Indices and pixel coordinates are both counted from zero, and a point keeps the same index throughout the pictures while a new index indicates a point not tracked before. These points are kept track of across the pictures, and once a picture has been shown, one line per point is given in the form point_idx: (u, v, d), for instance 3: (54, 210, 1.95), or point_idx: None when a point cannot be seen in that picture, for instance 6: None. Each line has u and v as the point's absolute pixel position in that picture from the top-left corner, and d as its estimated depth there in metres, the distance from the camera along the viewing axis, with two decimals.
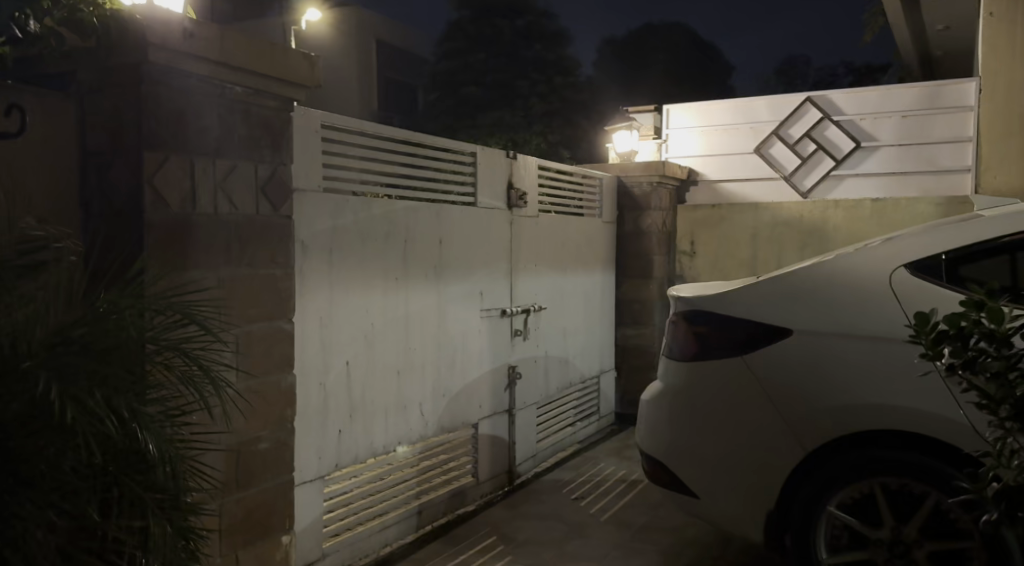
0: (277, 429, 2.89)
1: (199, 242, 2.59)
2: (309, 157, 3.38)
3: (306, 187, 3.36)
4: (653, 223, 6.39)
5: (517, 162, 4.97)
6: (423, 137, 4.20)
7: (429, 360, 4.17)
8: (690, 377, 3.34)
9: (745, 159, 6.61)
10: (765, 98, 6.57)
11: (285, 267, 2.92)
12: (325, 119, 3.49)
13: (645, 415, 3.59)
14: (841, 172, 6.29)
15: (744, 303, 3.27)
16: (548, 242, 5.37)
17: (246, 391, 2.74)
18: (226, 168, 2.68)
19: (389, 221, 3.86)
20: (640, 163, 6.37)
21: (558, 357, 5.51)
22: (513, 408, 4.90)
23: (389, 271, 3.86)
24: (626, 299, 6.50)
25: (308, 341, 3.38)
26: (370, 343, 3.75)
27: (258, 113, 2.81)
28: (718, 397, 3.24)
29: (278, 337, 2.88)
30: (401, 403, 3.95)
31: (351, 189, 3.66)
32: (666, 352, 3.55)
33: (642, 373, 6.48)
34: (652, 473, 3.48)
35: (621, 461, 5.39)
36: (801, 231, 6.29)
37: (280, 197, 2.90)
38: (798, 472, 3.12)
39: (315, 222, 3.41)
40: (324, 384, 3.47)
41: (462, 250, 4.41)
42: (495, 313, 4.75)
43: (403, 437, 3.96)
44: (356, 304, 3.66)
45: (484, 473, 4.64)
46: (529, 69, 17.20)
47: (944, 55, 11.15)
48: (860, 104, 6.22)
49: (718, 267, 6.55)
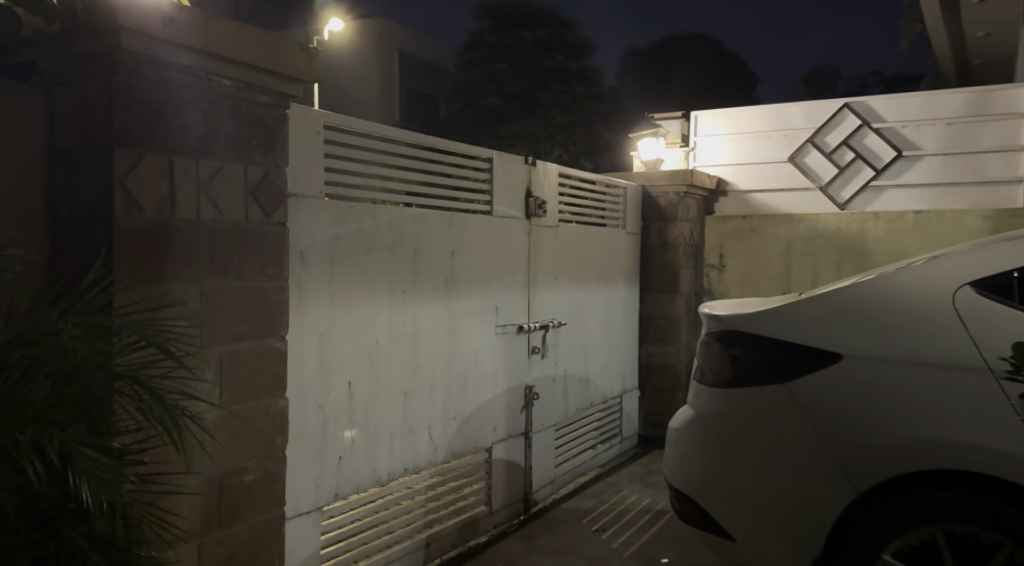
0: (265, 458, 2.61)
1: (179, 250, 2.33)
2: (309, 160, 3.12)
3: (305, 194, 3.10)
4: (680, 235, 6.07)
5: (536, 169, 4.69)
6: (435, 141, 3.94)
7: (439, 380, 3.87)
8: (725, 404, 3.03)
9: (778, 167, 6.26)
10: (801, 103, 6.19)
11: (277, 279, 2.65)
12: (328, 120, 3.23)
13: (673, 445, 3.28)
14: (881, 183, 5.93)
15: (786, 323, 2.94)
16: (568, 254, 5.07)
17: (229, 417, 2.47)
18: (211, 169, 2.42)
19: (397, 231, 3.58)
20: (667, 173, 6.06)
21: (578, 376, 5.19)
22: (530, 430, 4.59)
23: (397, 283, 3.59)
24: (650, 315, 6.17)
25: (306, 361, 3.11)
26: (375, 362, 3.47)
27: (250, 109, 2.54)
28: (756, 428, 2.92)
29: (268, 357, 2.61)
30: (407, 426, 3.65)
31: (357, 195, 3.40)
32: (697, 376, 3.23)
33: (667, 393, 6.14)
34: (683, 509, 3.15)
35: (645, 488, 5.05)
36: (838, 244, 5.93)
37: (272, 202, 2.63)
38: (848, 515, 2.77)
39: (314, 230, 3.15)
40: (323, 407, 3.19)
41: (475, 262, 4.13)
42: (511, 329, 4.46)
43: (410, 463, 3.67)
44: (359, 319, 3.38)
45: (498, 502, 4.33)
46: (551, 80, 17.01)
47: (984, 64, 10.76)
48: (901, 111, 5.88)
49: (749, 283, 6.21)
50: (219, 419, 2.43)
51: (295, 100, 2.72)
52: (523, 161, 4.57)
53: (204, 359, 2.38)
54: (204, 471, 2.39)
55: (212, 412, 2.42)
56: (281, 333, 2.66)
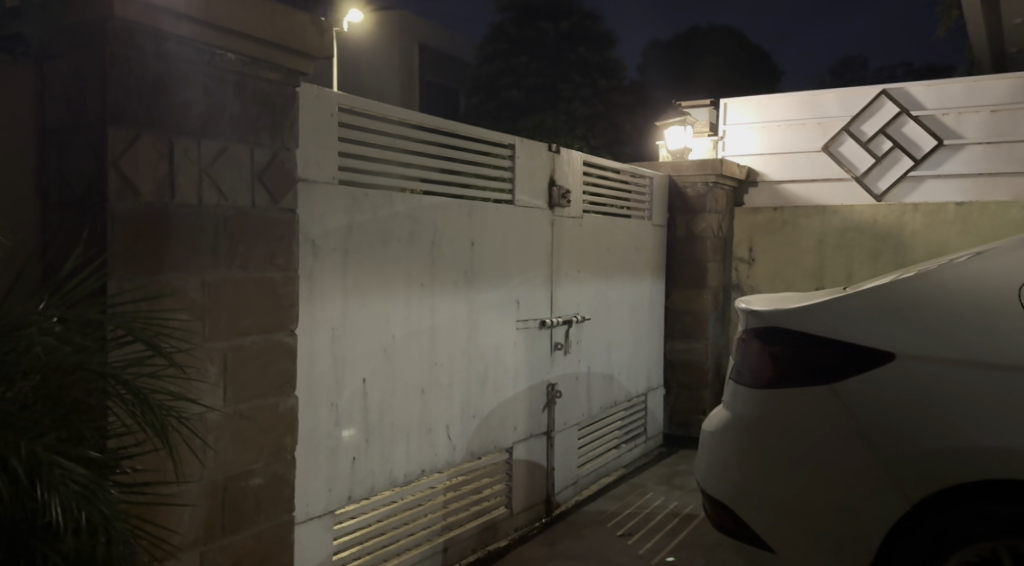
0: (273, 460, 2.44)
1: (179, 237, 2.16)
2: (321, 144, 2.94)
3: (318, 180, 2.93)
4: (708, 227, 5.85)
5: (560, 156, 4.49)
6: (454, 126, 3.75)
7: (457, 377, 3.69)
8: (766, 406, 2.82)
9: (812, 157, 6.01)
10: (835, 91, 5.96)
11: (286, 269, 2.48)
12: (342, 101, 3.05)
13: (707, 448, 3.07)
14: (919, 173, 5.65)
15: (831, 320, 2.72)
16: (592, 246, 4.87)
17: (234, 416, 2.31)
18: (214, 150, 2.25)
19: (414, 220, 3.40)
20: (695, 162, 5.83)
21: (601, 373, 5.00)
22: (552, 429, 4.41)
23: (413, 276, 3.40)
24: (676, 310, 5.95)
25: (317, 357, 2.94)
26: (391, 358, 3.29)
27: (256, 87, 2.37)
28: (800, 432, 2.71)
29: (275, 352, 2.44)
30: (424, 425, 3.48)
31: (371, 181, 3.21)
32: (734, 376, 3.02)
33: (693, 391, 5.93)
34: (717, 518, 2.95)
35: (671, 490, 4.85)
36: (874, 237, 5.69)
37: (280, 186, 2.46)
38: (901, 529, 2.54)
39: (326, 218, 2.97)
40: (336, 405, 3.03)
41: (496, 253, 3.94)
42: (533, 324, 4.27)
43: (427, 464, 3.50)
44: (375, 314, 3.21)
45: (519, 504, 4.14)
46: (572, 72, 16.80)
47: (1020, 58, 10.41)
48: (943, 97, 5.61)
49: (780, 277, 5.98)
50: (222, 419, 2.27)
51: (305, 78, 2.55)
52: (546, 148, 4.37)
53: (206, 354, 2.22)
54: (206, 475, 2.23)
55: (215, 411, 2.26)
56: (290, 327, 2.49)
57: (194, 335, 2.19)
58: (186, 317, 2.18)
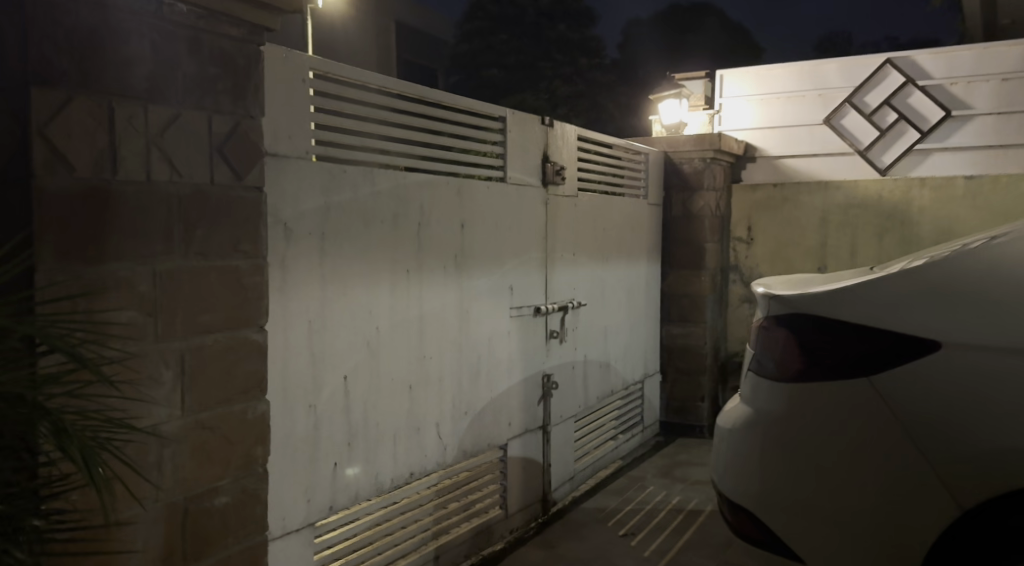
0: (241, 474, 2.13)
1: (123, 221, 1.83)
2: (293, 114, 2.61)
3: (291, 155, 2.60)
4: (706, 206, 5.57)
5: (553, 130, 4.17)
6: (440, 96, 3.42)
7: (447, 371, 3.39)
8: (794, 403, 2.56)
9: (812, 131, 5.75)
10: (837, 60, 5.69)
11: (253, 257, 2.15)
12: (316, 65, 2.72)
13: (724, 446, 2.82)
14: (926, 146, 5.42)
15: (867, 305, 2.45)
16: (588, 227, 4.57)
17: (194, 427, 2.00)
18: (165, 118, 1.91)
19: (398, 199, 3.08)
20: (692, 137, 5.53)
21: (598, 361, 4.72)
22: (548, 423, 4.13)
23: (399, 261, 3.09)
24: (673, 293, 5.69)
25: (292, 354, 2.63)
26: (375, 351, 2.99)
27: (214, 43, 2.02)
28: (836, 433, 2.46)
29: (241, 352, 2.12)
30: (413, 425, 3.18)
31: (351, 154, 2.88)
32: (755, 367, 2.76)
33: (690, 377, 5.68)
34: (736, 522, 2.71)
35: (672, 483, 4.60)
36: (880, 214, 5.45)
37: (244, 160, 2.12)
38: (953, 538, 2.27)
39: (300, 198, 2.64)
40: (315, 407, 2.72)
41: (487, 236, 3.63)
42: (527, 311, 3.98)
43: (416, 466, 3.20)
44: (357, 304, 2.90)
45: (514, 505, 3.87)
46: (553, 50, 16.57)
47: (1004, 36, 10.30)
48: (951, 66, 5.36)
49: (780, 257, 5.73)
50: (180, 430, 1.96)
51: (272, 35, 2.19)
52: (539, 122, 4.06)
53: (158, 357, 1.91)
54: (163, 497, 1.92)
55: (172, 423, 1.95)
56: (258, 323, 2.17)
57: (143, 335, 1.88)
58: (133, 315, 1.86)
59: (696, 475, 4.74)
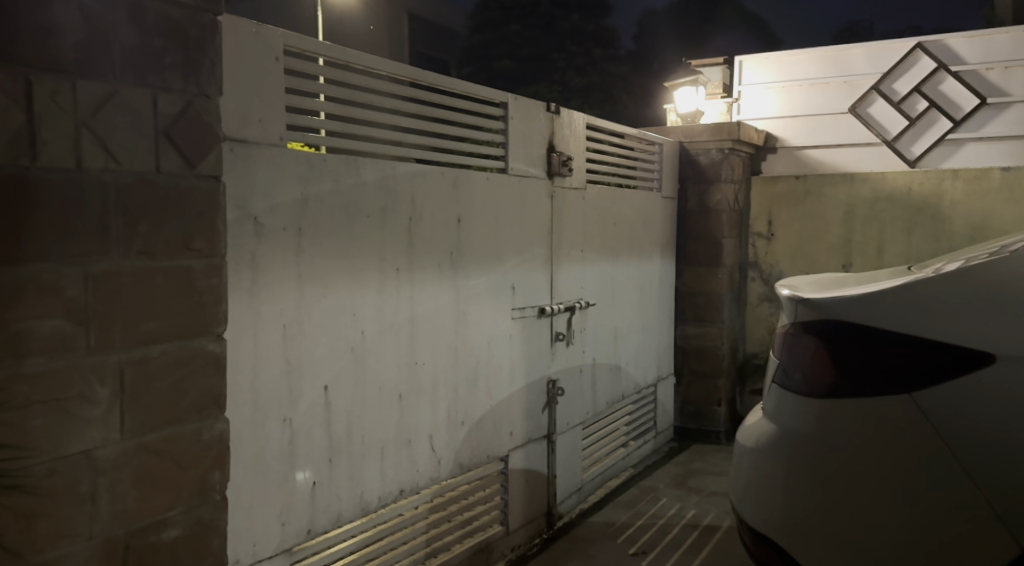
0: (194, 503, 1.88)
1: (47, 216, 1.59)
2: (264, 96, 2.35)
3: (261, 141, 2.34)
4: (724, 199, 5.26)
5: (560, 118, 3.89)
6: (433, 79, 3.15)
7: (442, 377, 3.13)
8: (826, 420, 2.27)
9: (837, 120, 5.43)
10: (864, 45, 5.35)
11: (208, 256, 1.88)
12: (290, 42, 2.46)
13: (745, 466, 2.53)
14: (960, 135, 5.07)
15: (911, 311, 2.16)
16: (597, 221, 4.28)
17: (137, 452, 1.75)
18: (98, 96, 1.66)
19: (386, 191, 2.81)
20: (708, 127, 5.23)
21: (607, 364, 4.44)
22: (553, 432, 3.85)
23: (387, 259, 2.82)
24: (688, 292, 5.40)
25: (264, 363, 2.37)
26: (361, 358, 2.72)
27: (160, 10, 1.75)
28: (875, 455, 2.18)
29: (194, 364, 1.87)
30: (403, 437, 2.92)
31: (330, 141, 2.62)
32: (780, 380, 2.47)
33: (706, 380, 5.39)
34: (758, 552, 2.42)
35: (686, 495, 4.31)
36: (909, 208, 5.12)
37: (196, 146, 1.85)
38: None
39: (273, 190, 2.38)
40: (291, 420, 2.46)
41: (487, 231, 3.35)
42: (531, 313, 3.71)
43: (407, 482, 2.94)
44: (340, 306, 2.64)
45: (516, 520, 3.60)
46: (566, 41, 16.24)
47: None
48: (986, 50, 5.02)
49: (802, 253, 5.42)
50: (119, 456, 1.72)
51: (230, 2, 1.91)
52: (544, 109, 3.78)
53: (90, 372, 1.67)
54: (99, 532, 1.68)
55: (109, 447, 1.70)
56: (216, 331, 1.91)
57: (72, 348, 1.63)
58: (61, 324, 1.62)
59: (712, 486, 4.45)
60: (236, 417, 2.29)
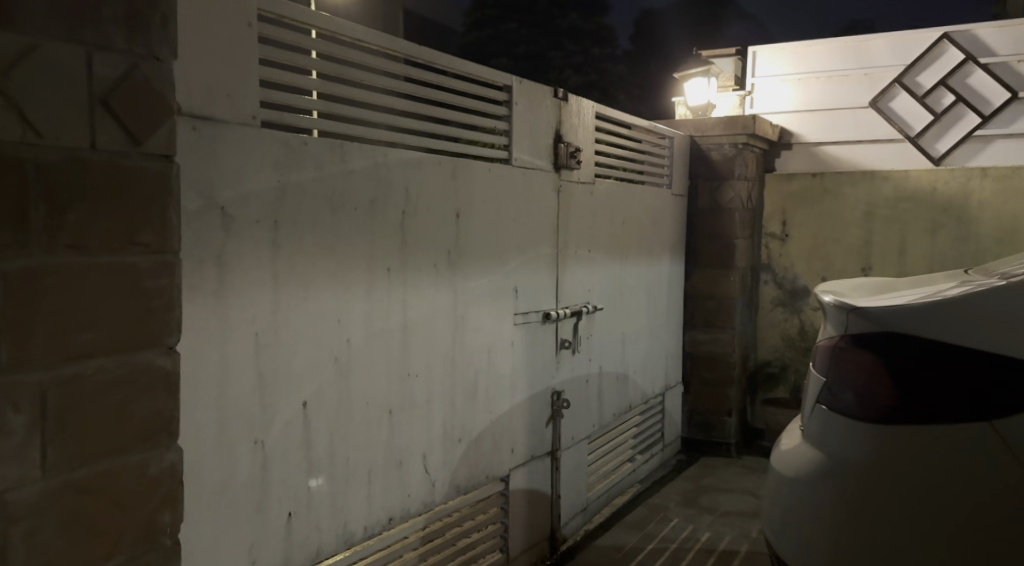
0: (139, 551, 1.55)
1: None
2: (233, 66, 2.03)
3: (231, 120, 2.02)
4: (736, 197, 4.96)
5: (568, 105, 3.58)
6: (430, 56, 2.82)
7: (437, 390, 2.80)
8: (884, 447, 1.97)
9: (857, 115, 5.13)
10: (886, 35, 5.05)
11: (157, 253, 1.56)
12: (266, 5, 2.13)
13: (781, 498, 2.22)
14: (987, 132, 4.77)
15: (986, 325, 1.88)
16: (605, 219, 3.96)
17: (64, 493, 1.43)
18: (12, 51, 1.33)
19: (377, 180, 2.48)
20: (722, 120, 4.92)
21: (614, 373, 4.12)
22: (557, 448, 3.53)
23: (375, 257, 2.49)
24: (697, 295, 5.09)
25: (232, 377, 2.04)
26: (345, 370, 2.39)
27: None
28: (922, 472, 1.90)
29: (139, 384, 1.54)
30: (393, 458, 2.59)
31: (314, 123, 2.30)
32: (825, 400, 2.15)
33: (717, 389, 5.08)
34: None
35: (699, 514, 4.00)
36: (934, 208, 4.81)
37: (143, 118, 1.52)
38: None
39: (245, 176, 2.06)
40: (263, 443, 2.13)
41: (488, 227, 3.03)
42: (535, 318, 3.38)
43: (397, 510, 2.61)
44: (322, 312, 2.31)
45: (518, 545, 3.27)
46: (564, 40, 15.90)
47: None
48: (1018, 39, 4.69)
49: (819, 255, 5.13)
50: (39, 498, 1.39)
51: None
52: (551, 94, 3.46)
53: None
54: None
55: (26, 488, 1.38)
56: (166, 343, 1.58)
57: None
58: None
59: (726, 505, 4.14)
60: (197, 442, 1.96)
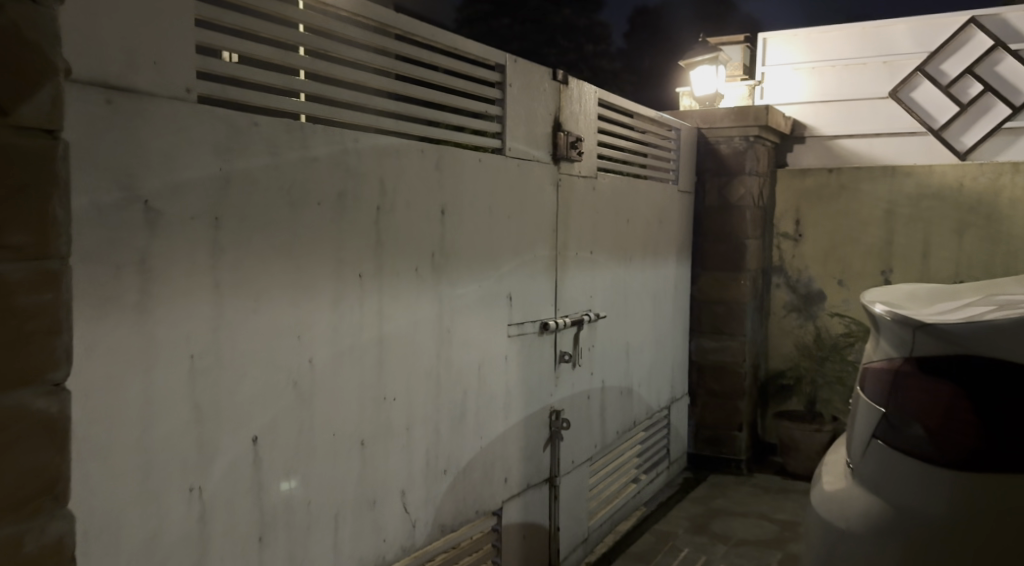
0: None
1: None
2: (159, 27, 1.64)
3: (158, 93, 1.63)
4: (747, 194, 4.59)
5: (569, 89, 3.20)
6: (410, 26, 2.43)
7: (419, 416, 2.42)
8: (965, 497, 1.60)
9: (876, 106, 4.77)
10: (908, 20, 4.69)
11: (32, 259, 1.17)
12: None
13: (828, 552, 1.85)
14: (1019, 124, 4.41)
15: None
16: (608, 217, 3.59)
17: None
18: None
19: (346, 170, 2.10)
20: (731, 111, 4.54)
21: (618, 387, 3.75)
22: (555, 474, 3.16)
23: (343, 262, 2.10)
24: (705, 300, 4.72)
25: (161, 411, 1.66)
26: (307, 397, 2.01)
27: None
28: (1003, 525, 1.56)
29: (7, 435, 1.15)
30: (366, 497, 2.21)
31: (296, 105, 2.00)
32: (882, 434, 1.78)
33: (725, 401, 4.71)
34: None
35: (710, 543, 3.63)
36: (960, 206, 4.45)
37: (10, 77, 1.13)
38: None
39: (177, 162, 1.67)
40: (201, 490, 1.75)
41: (477, 226, 2.65)
42: (531, 329, 3.00)
43: (370, 559, 2.23)
44: (278, 328, 1.92)
45: None
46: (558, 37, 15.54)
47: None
48: None
49: (835, 257, 4.77)
50: None
51: None
52: (550, 77, 3.07)
53: None
54: None
55: None
56: (49, 378, 1.20)
57: None
58: None
59: (740, 531, 3.77)
60: (114, 495, 1.58)
